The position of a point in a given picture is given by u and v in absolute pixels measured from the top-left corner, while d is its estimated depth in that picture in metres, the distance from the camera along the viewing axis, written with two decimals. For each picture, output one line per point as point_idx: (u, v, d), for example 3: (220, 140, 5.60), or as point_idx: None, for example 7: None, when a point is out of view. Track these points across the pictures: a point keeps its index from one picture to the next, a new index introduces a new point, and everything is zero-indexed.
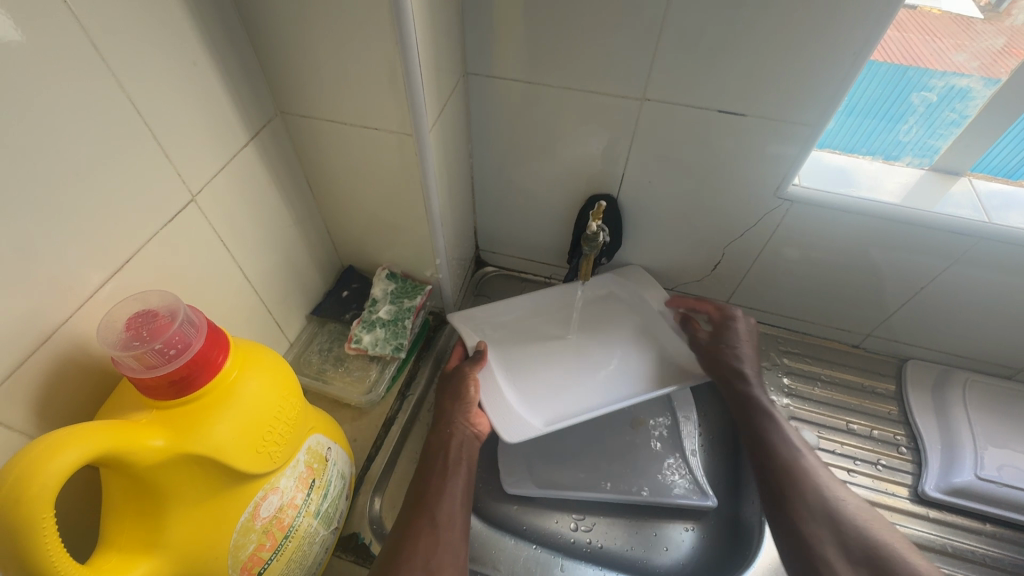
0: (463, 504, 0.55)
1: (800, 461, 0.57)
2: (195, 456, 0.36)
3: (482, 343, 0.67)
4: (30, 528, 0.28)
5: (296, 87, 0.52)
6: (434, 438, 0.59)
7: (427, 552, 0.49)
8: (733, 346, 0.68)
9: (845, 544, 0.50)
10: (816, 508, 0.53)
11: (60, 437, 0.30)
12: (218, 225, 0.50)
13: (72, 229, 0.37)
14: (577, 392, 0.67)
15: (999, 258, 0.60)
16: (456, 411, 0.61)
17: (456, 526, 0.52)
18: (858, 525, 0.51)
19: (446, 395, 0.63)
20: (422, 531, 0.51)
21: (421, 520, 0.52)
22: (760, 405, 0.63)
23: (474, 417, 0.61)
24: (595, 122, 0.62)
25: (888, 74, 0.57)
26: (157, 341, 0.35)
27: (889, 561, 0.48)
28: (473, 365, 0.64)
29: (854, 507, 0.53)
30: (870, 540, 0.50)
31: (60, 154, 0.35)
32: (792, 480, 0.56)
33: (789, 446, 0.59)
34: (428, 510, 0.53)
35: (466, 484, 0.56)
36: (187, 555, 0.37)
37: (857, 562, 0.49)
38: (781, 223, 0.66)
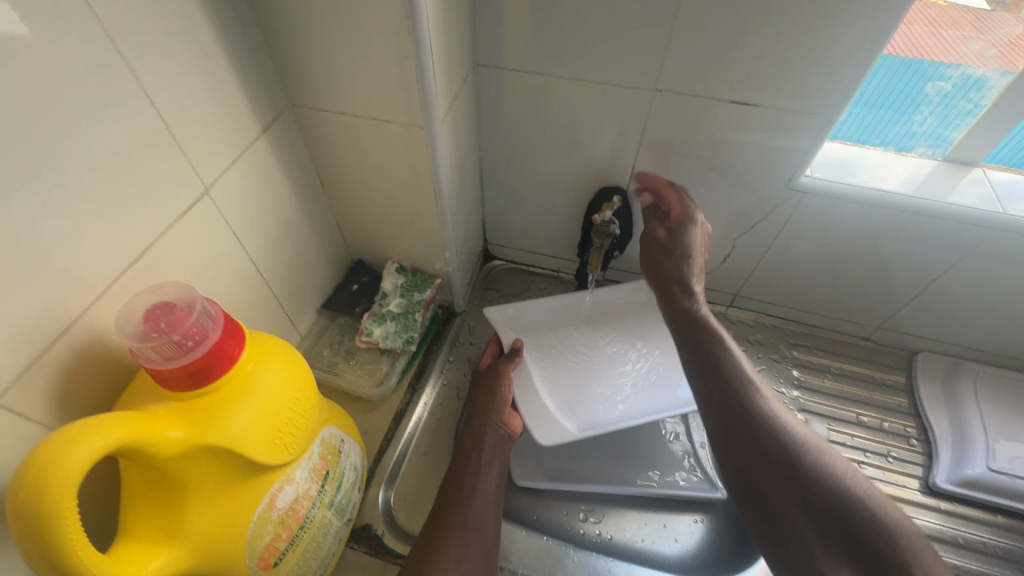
0: (494, 504, 0.55)
1: (753, 397, 0.47)
2: (213, 447, 0.36)
3: (518, 341, 0.68)
4: (54, 519, 0.28)
5: (307, 79, 0.52)
6: (468, 438, 0.60)
7: (459, 553, 0.49)
8: (687, 250, 0.59)
9: (804, 498, 0.41)
10: (774, 457, 0.43)
11: (83, 427, 0.30)
12: (231, 218, 0.50)
13: (88, 222, 0.37)
14: (613, 399, 0.66)
15: (1013, 250, 0.60)
16: (491, 410, 0.62)
17: (486, 528, 0.52)
18: (817, 467, 0.42)
19: (482, 394, 0.64)
20: (454, 531, 0.50)
21: (454, 519, 0.51)
22: (704, 322, 0.54)
23: (508, 416, 0.62)
24: (606, 114, 0.62)
25: (900, 68, 0.56)
26: (175, 332, 0.35)
27: (852, 512, 0.39)
28: (508, 363, 0.66)
29: (815, 451, 0.43)
30: (835, 488, 0.41)
31: (76, 147, 0.35)
32: (746, 410, 0.46)
33: (739, 377, 0.48)
34: (461, 509, 0.53)
35: (497, 485, 0.57)
36: (206, 545, 0.38)
37: (819, 518, 0.40)
38: (792, 216, 0.66)
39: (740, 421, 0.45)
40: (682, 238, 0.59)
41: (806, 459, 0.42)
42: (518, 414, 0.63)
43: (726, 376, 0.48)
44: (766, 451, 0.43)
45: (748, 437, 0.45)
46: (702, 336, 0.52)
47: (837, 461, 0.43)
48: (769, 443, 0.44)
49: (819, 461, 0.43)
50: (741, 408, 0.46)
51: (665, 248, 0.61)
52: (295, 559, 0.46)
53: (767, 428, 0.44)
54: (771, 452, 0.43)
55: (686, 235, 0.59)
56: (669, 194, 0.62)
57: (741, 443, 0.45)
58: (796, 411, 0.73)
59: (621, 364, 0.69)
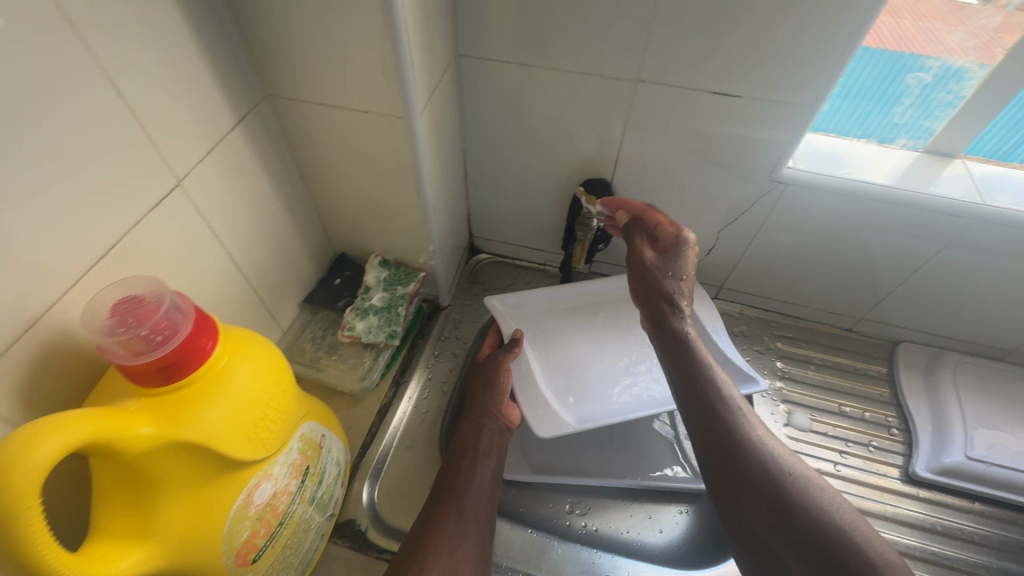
0: (490, 494, 0.55)
1: (739, 422, 0.46)
2: (185, 443, 0.35)
3: (517, 330, 0.67)
4: (14, 519, 0.28)
5: (283, 69, 0.51)
6: (465, 428, 0.60)
7: (453, 541, 0.49)
8: (679, 274, 0.55)
9: (789, 530, 0.39)
10: (760, 485, 0.42)
11: (46, 424, 0.29)
12: (206, 211, 0.49)
13: (54, 215, 0.36)
14: (609, 393, 0.66)
15: (992, 240, 0.60)
16: (489, 401, 0.61)
17: (482, 517, 0.52)
18: (804, 498, 0.40)
19: (481, 383, 0.63)
20: (448, 519, 0.50)
21: (449, 507, 0.51)
22: (691, 342, 0.52)
23: (505, 408, 0.62)
24: (589, 106, 0.61)
25: (883, 61, 0.57)
26: (143, 327, 0.35)
27: (841, 548, 0.37)
28: (506, 353, 0.65)
29: (802, 480, 0.42)
30: (823, 521, 0.39)
31: (39, 139, 0.34)
32: (733, 449, 0.44)
33: (727, 403, 0.47)
34: (457, 498, 0.53)
35: (493, 475, 0.57)
36: (180, 543, 0.37)
37: (805, 551, 0.38)
38: (775, 207, 0.66)
39: (731, 464, 0.44)
40: (673, 263, 0.55)
41: (797, 494, 0.41)
42: (516, 404, 0.63)
43: (718, 416, 0.46)
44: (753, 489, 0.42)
45: (736, 476, 0.43)
46: (695, 374, 0.49)
47: (825, 493, 0.41)
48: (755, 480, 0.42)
49: (811, 494, 0.41)
50: (729, 446, 0.45)
51: (656, 272, 0.55)
52: (275, 555, 0.46)
53: (755, 464, 0.43)
54: (757, 482, 0.42)
55: (677, 262, 0.55)
56: (653, 216, 0.58)
57: (726, 467, 0.44)
58: (779, 402, 0.73)
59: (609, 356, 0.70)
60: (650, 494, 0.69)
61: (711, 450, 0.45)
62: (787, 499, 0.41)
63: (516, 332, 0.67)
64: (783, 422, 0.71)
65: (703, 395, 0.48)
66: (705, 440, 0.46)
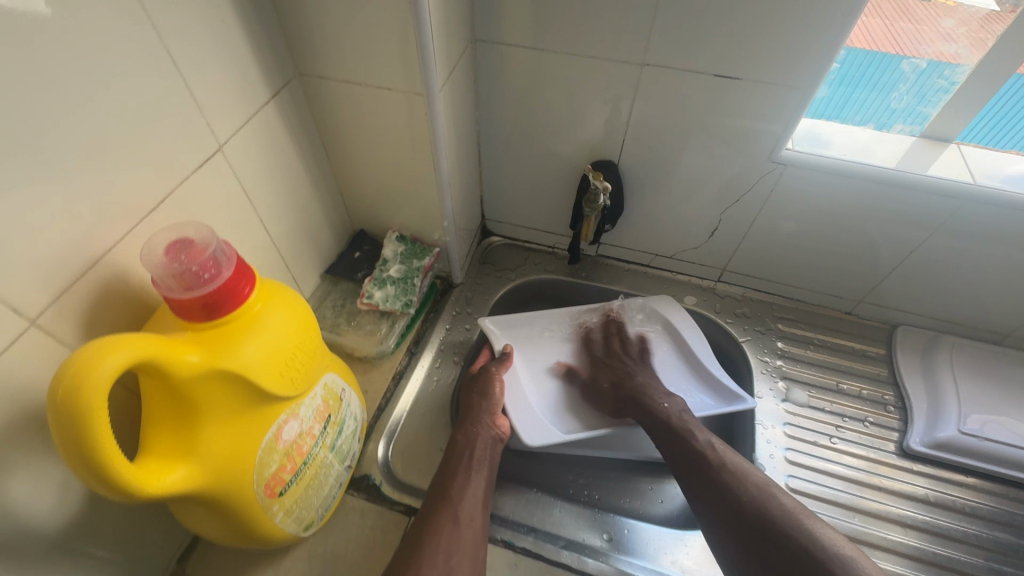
0: (483, 504, 0.56)
1: (717, 464, 0.56)
2: (226, 372, 0.39)
3: (509, 347, 0.71)
4: (87, 415, 0.32)
5: (314, 48, 0.55)
6: (460, 437, 0.61)
7: (448, 547, 0.50)
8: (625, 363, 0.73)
9: (777, 547, 0.48)
10: (746, 515, 0.51)
11: (111, 341, 0.33)
12: (242, 176, 0.53)
13: (114, 164, 0.40)
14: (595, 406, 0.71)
15: (984, 219, 0.63)
16: (483, 411, 0.63)
17: (476, 525, 0.54)
18: (787, 521, 0.49)
19: (476, 398, 0.65)
20: (445, 526, 0.52)
21: (445, 513, 0.53)
22: (660, 414, 0.63)
23: (498, 419, 0.64)
24: (597, 88, 0.65)
25: (866, 57, 0.61)
26: (192, 264, 0.38)
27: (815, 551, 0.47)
28: (500, 368, 0.68)
29: (773, 499, 0.52)
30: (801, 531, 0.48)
31: (104, 95, 0.38)
32: (714, 488, 0.54)
33: (712, 449, 0.57)
34: (452, 505, 0.54)
35: (486, 485, 0.58)
36: (219, 465, 0.41)
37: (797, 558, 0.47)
38: (775, 188, 0.68)
39: (720, 502, 0.53)
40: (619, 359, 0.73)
41: (777, 516, 0.50)
42: (507, 418, 0.65)
43: (704, 465, 0.56)
44: (733, 516, 0.52)
45: (720, 506, 0.53)
46: (673, 438, 0.61)
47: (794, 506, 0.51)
48: (734, 507, 0.52)
49: (787, 512, 0.50)
50: (707, 475, 0.55)
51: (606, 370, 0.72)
52: (299, 492, 0.50)
53: (730, 492, 0.53)
54: (744, 514, 0.51)
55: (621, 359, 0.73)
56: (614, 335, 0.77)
57: (718, 510, 0.53)
58: (778, 379, 0.75)
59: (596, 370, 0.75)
60: (651, 466, 0.71)
61: (703, 493, 0.55)
62: (764, 519, 0.50)
63: (505, 349, 0.71)
64: (781, 397, 0.73)
65: (682, 449, 0.59)
66: (689, 483, 0.57)
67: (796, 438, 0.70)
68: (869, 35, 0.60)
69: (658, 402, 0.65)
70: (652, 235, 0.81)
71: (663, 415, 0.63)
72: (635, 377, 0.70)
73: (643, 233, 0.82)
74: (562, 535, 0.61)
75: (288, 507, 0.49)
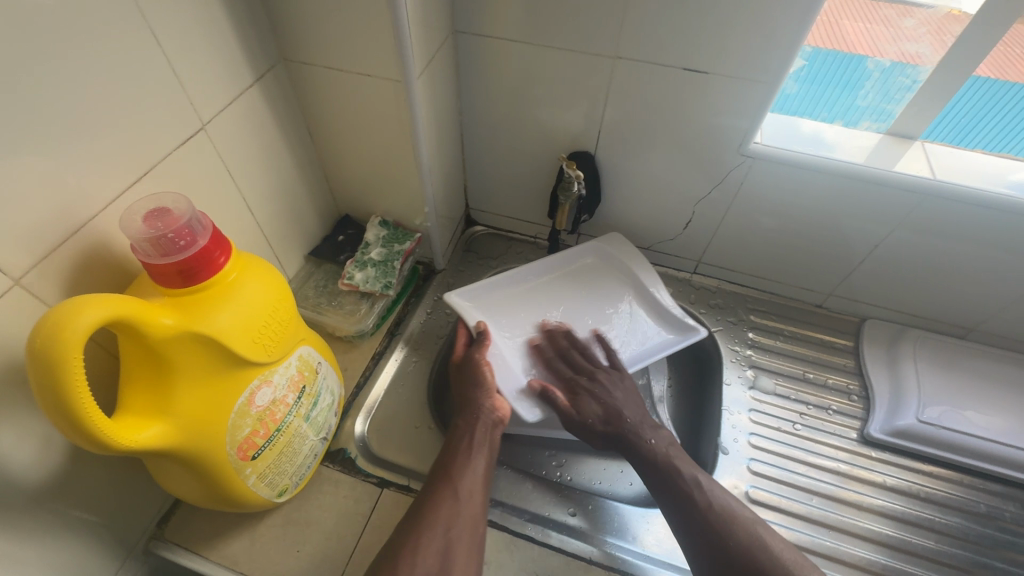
0: (484, 480, 0.57)
1: (706, 508, 0.55)
2: (200, 335, 0.41)
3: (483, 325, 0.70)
4: (62, 365, 0.34)
5: (298, 35, 0.57)
6: (461, 419, 0.61)
7: (448, 521, 0.52)
8: (603, 390, 0.67)
9: None
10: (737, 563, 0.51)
11: (85, 300, 0.35)
12: (225, 155, 0.56)
13: (99, 137, 0.42)
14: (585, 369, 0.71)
15: (944, 214, 0.65)
16: (479, 394, 0.63)
17: (476, 501, 0.55)
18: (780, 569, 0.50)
19: (470, 381, 0.64)
20: (444, 502, 0.53)
21: (444, 491, 0.54)
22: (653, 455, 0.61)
23: (497, 400, 0.63)
24: (573, 80, 0.67)
25: (831, 57, 0.64)
26: (169, 231, 0.41)
27: None
28: (483, 352, 0.67)
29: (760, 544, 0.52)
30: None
31: (90, 71, 0.41)
32: (692, 517, 0.55)
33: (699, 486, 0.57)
34: (452, 482, 0.55)
35: (487, 463, 0.59)
36: (192, 424, 0.43)
37: None
38: (744, 181, 0.71)
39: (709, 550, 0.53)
40: (600, 388, 0.67)
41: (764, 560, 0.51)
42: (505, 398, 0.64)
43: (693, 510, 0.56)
44: (707, 545, 0.53)
45: (707, 552, 0.53)
46: (665, 479, 0.59)
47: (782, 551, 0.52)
48: (712, 538, 0.53)
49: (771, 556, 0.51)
50: (696, 517, 0.55)
51: (587, 401, 0.66)
52: (272, 458, 0.52)
53: (718, 537, 0.53)
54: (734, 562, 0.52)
55: (602, 386, 0.67)
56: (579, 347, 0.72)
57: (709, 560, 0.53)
58: (746, 367, 0.78)
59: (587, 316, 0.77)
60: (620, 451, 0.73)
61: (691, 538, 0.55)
62: (751, 564, 0.51)
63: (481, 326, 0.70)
64: (748, 384, 0.76)
65: (665, 478, 0.59)
66: (670, 507, 0.57)
67: (760, 424, 0.72)
68: (833, 37, 0.63)
69: (646, 439, 0.62)
70: (630, 226, 0.84)
71: (652, 453, 0.61)
72: (624, 414, 0.65)
73: (621, 224, 0.84)
74: (527, 509, 0.64)
75: (260, 471, 0.51)
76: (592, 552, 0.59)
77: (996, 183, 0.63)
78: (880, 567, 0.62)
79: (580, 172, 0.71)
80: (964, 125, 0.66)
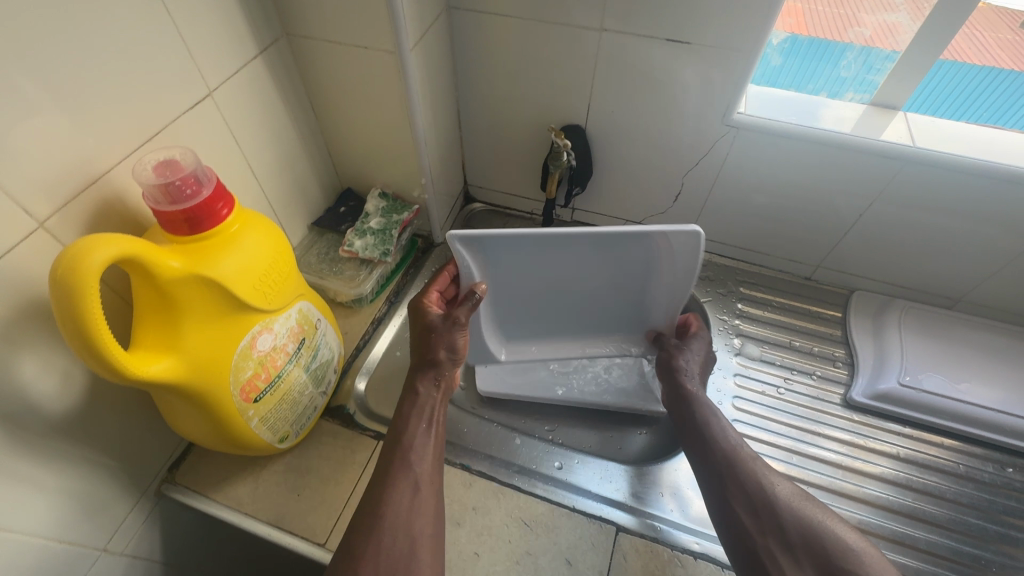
0: (437, 461, 0.56)
1: (743, 465, 0.56)
2: (203, 278, 0.45)
3: (480, 285, 0.62)
4: (80, 295, 0.37)
5: (299, 10, 0.61)
6: (411, 396, 0.61)
7: (409, 513, 0.51)
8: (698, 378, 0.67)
9: (796, 552, 0.50)
10: (768, 521, 0.52)
11: (98, 240, 0.39)
12: (231, 122, 0.59)
13: (113, 96, 0.46)
14: (564, 334, 0.75)
15: (925, 182, 0.66)
16: (428, 373, 0.62)
17: (435, 487, 0.54)
18: (813, 529, 0.51)
19: (437, 347, 0.62)
20: (402, 496, 0.52)
21: (401, 482, 0.53)
22: (708, 424, 0.61)
23: (445, 375, 0.63)
24: (563, 53, 0.69)
25: (811, 39, 0.67)
26: (177, 180, 0.44)
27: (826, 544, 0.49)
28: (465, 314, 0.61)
29: (791, 500, 0.53)
30: (812, 527, 0.51)
31: (106, 35, 0.44)
32: (722, 479, 0.56)
33: (734, 438, 0.60)
34: (409, 472, 0.54)
35: (438, 442, 0.58)
36: (197, 362, 0.47)
37: (811, 560, 0.49)
38: (730, 152, 0.73)
39: (742, 501, 0.54)
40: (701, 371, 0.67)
41: (792, 516, 0.52)
42: (455, 369, 0.64)
43: (735, 468, 0.56)
44: (735, 502, 0.55)
45: (744, 513, 0.53)
46: (709, 439, 0.60)
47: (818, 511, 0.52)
48: (748, 495, 0.54)
49: (799, 512, 0.52)
50: (732, 471, 0.56)
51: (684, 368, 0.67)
52: (274, 403, 0.56)
53: (753, 490, 0.54)
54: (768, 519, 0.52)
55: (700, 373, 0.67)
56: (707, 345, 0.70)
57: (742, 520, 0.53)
58: (734, 336, 0.80)
59: (604, 263, 0.66)
60: (609, 414, 0.76)
61: (724, 498, 0.55)
62: (781, 522, 0.52)
63: (477, 287, 0.61)
64: (735, 351, 0.78)
65: (705, 446, 0.60)
66: (704, 477, 0.58)
67: (745, 388, 0.75)
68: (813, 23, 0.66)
69: (714, 422, 0.61)
70: (622, 200, 0.86)
71: (717, 430, 0.60)
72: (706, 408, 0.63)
73: (614, 197, 0.86)
74: (516, 462, 0.67)
75: (262, 414, 0.55)
76: (576, 502, 0.62)
77: (977, 150, 0.64)
78: (857, 521, 0.63)
79: (570, 143, 0.74)
80: (1005, 108, 0.66)
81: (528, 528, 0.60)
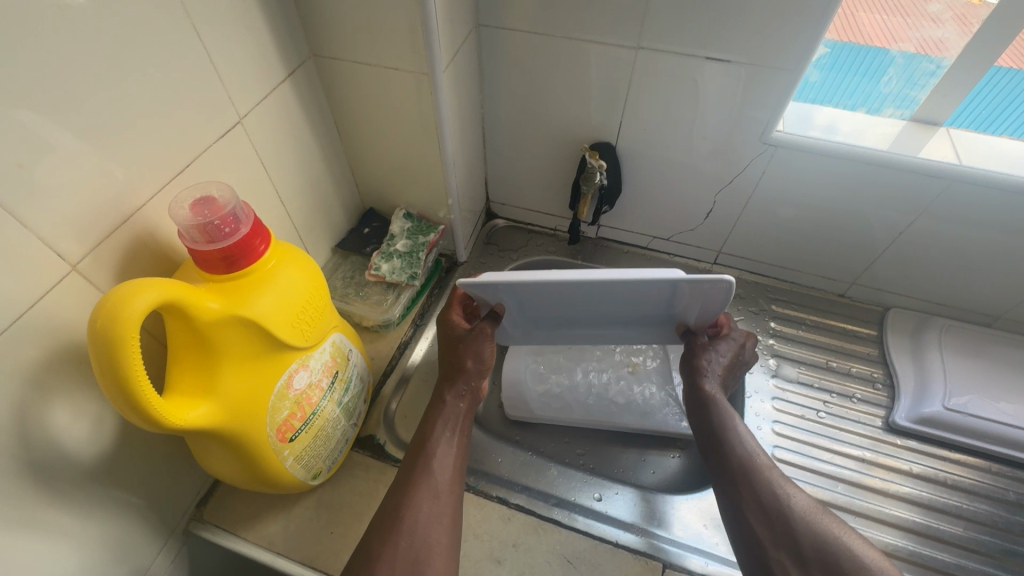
0: (458, 470, 0.54)
1: (756, 471, 0.54)
2: (242, 319, 0.43)
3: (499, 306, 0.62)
4: (122, 347, 0.35)
5: (327, 31, 0.59)
6: (438, 400, 0.59)
7: (427, 520, 0.49)
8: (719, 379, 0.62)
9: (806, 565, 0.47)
10: (778, 530, 0.50)
11: (133, 288, 0.36)
12: (259, 148, 0.57)
13: (145, 128, 0.44)
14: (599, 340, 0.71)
15: (970, 202, 0.64)
16: (457, 375, 0.60)
17: (454, 496, 0.52)
18: (827, 541, 0.48)
19: (464, 355, 0.60)
20: (422, 502, 0.50)
21: (422, 488, 0.51)
22: (718, 423, 0.58)
23: (476, 380, 0.60)
24: (595, 71, 0.68)
25: (854, 50, 0.65)
26: (215, 218, 0.43)
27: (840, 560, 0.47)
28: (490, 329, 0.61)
29: (805, 511, 0.50)
30: (824, 542, 0.48)
31: (138, 68, 0.42)
32: (734, 483, 0.54)
33: (750, 440, 0.57)
34: (429, 478, 0.52)
35: (460, 450, 0.56)
36: (234, 404, 0.45)
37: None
38: (766, 171, 0.71)
39: (751, 507, 0.52)
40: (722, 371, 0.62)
41: (806, 528, 0.49)
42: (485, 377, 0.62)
43: (746, 472, 0.54)
44: (746, 508, 0.52)
45: (753, 518, 0.51)
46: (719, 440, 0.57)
47: (833, 524, 0.49)
48: (756, 502, 0.52)
49: (814, 523, 0.49)
50: (743, 475, 0.54)
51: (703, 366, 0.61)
52: (308, 441, 0.54)
53: (764, 497, 0.52)
54: (780, 529, 0.50)
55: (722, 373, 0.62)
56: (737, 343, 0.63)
57: (752, 525, 0.51)
58: (769, 356, 0.78)
59: (635, 298, 0.58)
60: (643, 439, 0.74)
61: (732, 500, 0.53)
62: (793, 533, 0.49)
63: (497, 305, 0.62)
64: (771, 373, 0.76)
65: (719, 446, 0.57)
66: (715, 479, 0.56)
67: (783, 412, 0.73)
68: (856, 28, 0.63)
69: (733, 425, 0.57)
70: (650, 216, 0.84)
71: (730, 429, 0.57)
72: (724, 411, 0.59)
73: (642, 213, 0.84)
74: (553, 494, 0.65)
75: (297, 453, 0.53)
76: (617, 537, 0.60)
77: None
78: (906, 552, 0.62)
79: (602, 162, 0.72)
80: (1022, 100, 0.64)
81: (572, 567, 0.57)
